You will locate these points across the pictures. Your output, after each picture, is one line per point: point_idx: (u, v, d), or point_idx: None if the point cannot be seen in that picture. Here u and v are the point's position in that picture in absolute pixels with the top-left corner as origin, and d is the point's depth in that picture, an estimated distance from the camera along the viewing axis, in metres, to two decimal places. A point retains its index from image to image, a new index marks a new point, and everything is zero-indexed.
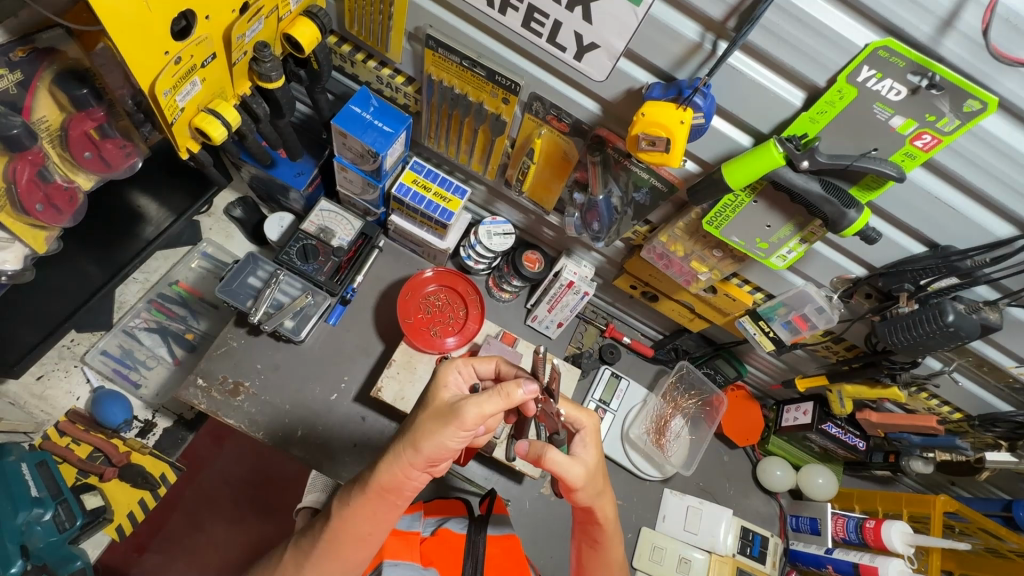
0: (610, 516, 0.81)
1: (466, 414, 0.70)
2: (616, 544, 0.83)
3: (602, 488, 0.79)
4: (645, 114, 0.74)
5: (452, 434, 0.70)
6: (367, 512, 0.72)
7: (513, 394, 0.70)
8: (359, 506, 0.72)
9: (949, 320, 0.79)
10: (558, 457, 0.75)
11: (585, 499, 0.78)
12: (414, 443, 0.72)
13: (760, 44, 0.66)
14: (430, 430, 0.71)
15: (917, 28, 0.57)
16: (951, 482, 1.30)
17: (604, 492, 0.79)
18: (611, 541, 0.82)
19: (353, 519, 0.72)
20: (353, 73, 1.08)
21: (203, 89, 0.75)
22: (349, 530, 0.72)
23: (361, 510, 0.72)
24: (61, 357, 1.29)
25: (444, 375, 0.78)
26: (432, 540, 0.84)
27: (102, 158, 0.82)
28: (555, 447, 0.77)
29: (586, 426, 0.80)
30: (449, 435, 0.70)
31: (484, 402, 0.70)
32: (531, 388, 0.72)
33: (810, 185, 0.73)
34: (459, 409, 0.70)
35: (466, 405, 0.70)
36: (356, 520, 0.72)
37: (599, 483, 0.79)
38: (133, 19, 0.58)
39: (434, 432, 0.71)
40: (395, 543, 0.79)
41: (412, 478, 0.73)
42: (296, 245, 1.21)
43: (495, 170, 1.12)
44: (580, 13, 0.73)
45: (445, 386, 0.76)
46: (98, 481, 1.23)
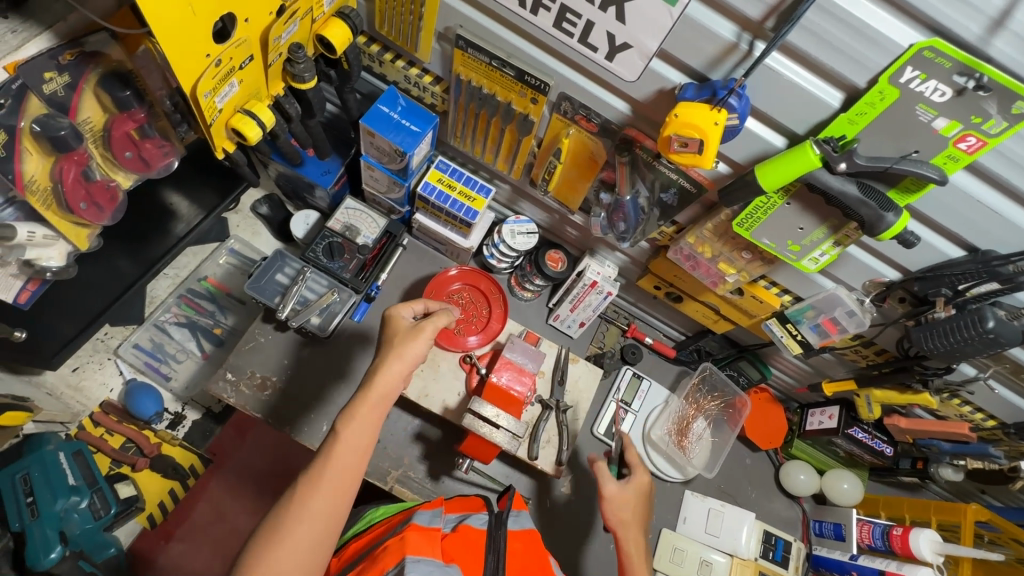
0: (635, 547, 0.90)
1: (430, 326, 0.88)
2: None
3: (629, 520, 0.92)
4: (678, 115, 0.73)
5: (424, 344, 0.88)
6: (365, 421, 0.79)
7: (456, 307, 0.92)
8: (358, 420, 0.78)
9: (988, 326, 0.77)
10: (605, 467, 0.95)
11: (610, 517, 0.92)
12: (400, 354, 0.85)
13: (799, 44, 0.65)
14: (408, 344, 0.86)
15: (965, 28, 0.56)
16: (981, 490, 1.28)
17: (631, 522, 0.91)
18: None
19: (356, 425, 0.78)
20: (381, 73, 1.08)
21: (240, 91, 0.76)
22: (349, 444, 0.77)
23: (357, 416, 0.79)
24: (95, 350, 1.32)
25: (396, 313, 0.92)
26: (453, 536, 0.85)
27: (141, 158, 0.83)
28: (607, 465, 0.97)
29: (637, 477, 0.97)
30: (423, 344, 0.87)
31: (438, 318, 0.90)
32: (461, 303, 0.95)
33: (846, 187, 0.71)
34: (424, 325, 0.88)
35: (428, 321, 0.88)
36: (359, 427, 0.78)
37: (627, 515, 0.92)
38: (180, 24, 0.59)
39: (413, 344, 0.86)
40: (417, 537, 0.80)
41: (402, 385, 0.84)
42: (322, 243, 1.23)
43: (521, 170, 1.12)
44: (613, 13, 0.73)
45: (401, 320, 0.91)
46: (130, 472, 1.26)
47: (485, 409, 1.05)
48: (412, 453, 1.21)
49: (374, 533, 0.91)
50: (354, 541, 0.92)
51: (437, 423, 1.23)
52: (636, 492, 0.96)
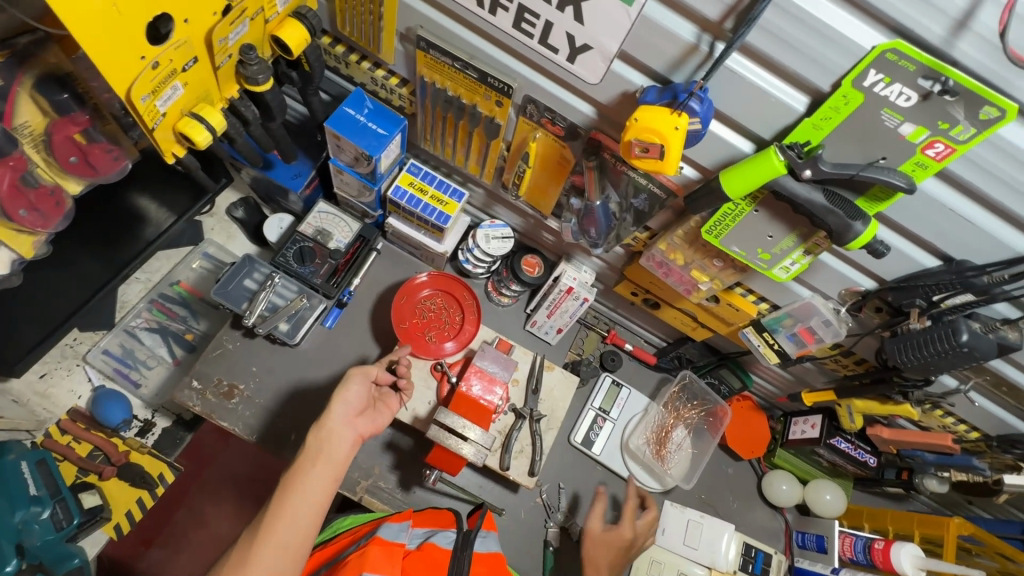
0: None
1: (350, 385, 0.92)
2: None
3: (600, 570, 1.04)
4: (638, 119, 0.70)
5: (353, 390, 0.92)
6: (319, 477, 0.80)
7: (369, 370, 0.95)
8: (309, 476, 0.79)
9: (963, 339, 0.74)
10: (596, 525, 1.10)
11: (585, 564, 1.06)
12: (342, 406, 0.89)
13: (759, 45, 0.62)
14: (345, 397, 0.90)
15: (928, 29, 0.53)
16: (969, 501, 1.24)
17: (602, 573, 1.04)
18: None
19: (309, 480, 0.79)
20: (348, 74, 1.06)
21: (185, 93, 0.73)
22: (302, 505, 0.77)
23: (307, 472, 0.80)
24: (64, 356, 1.30)
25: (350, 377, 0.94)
26: (416, 556, 0.83)
27: (88, 164, 0.81)
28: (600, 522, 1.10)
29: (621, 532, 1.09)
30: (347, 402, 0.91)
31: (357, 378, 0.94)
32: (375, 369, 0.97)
33: (812, 195, 0.68)
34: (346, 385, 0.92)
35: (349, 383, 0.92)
36: (312, 480, 0.79)
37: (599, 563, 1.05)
38: (108, 25, 0.56)
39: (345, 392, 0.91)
40: (378, 552, 0.77)
41: (347, 437, 0.87)
42: (293, 247, 1.21)
43: (492, 173, 1.09)
44: (571, 13, 0.70)
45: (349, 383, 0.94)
46: (97, 480, 1.24)
47: (454, 421, 1.01)
48: (383, 463, 1.18)
49: (340, 542, 0.89)
50: (320, 550, 0.90)
51: (409, 431, 1.21)
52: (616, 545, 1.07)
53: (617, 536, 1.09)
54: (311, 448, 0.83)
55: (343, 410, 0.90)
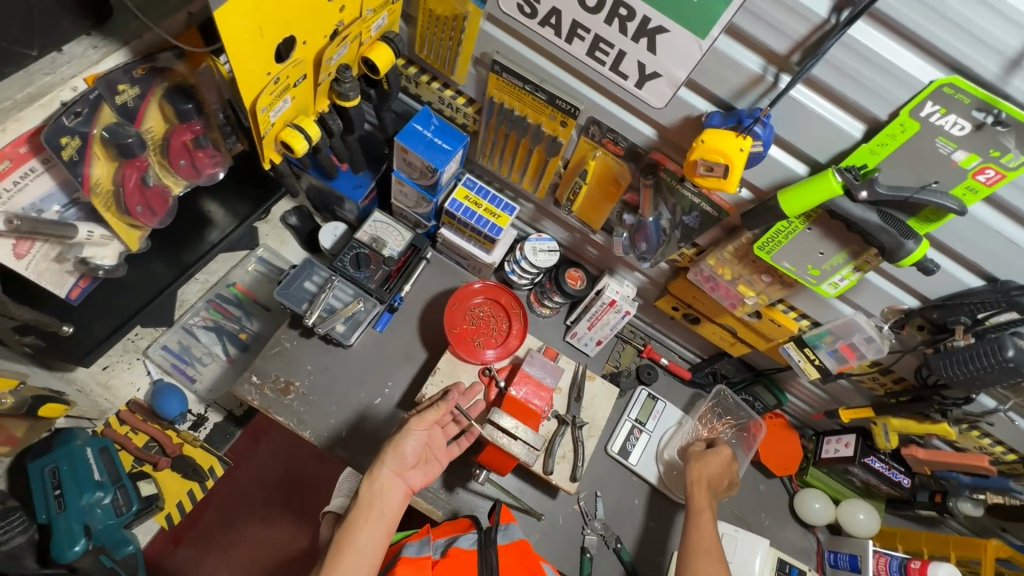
0: (698, 493, 1.11)
1: (404, 444, 0.97)
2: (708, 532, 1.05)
3: (701, 477, 1.13)
4: (704, 141, 0.76)
5: (412, 434, 0.98)
6: (371, 531, 0.88)
7: (426, 417, 1.00)
8: (363, 532, 0.88)
9: (1009, 355, 0.78)
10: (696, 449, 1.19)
11: (689, 474, 1.14)
12: (395, 463, 0.96)
13: (823, 77, 0.68)
14: (400, 442, 0.97)
15: (984, 67, 0.59)
16: (1002, 528, 1.26)
17: (704, 483, 1.12)
18: (698, 502, 1.10)
19: (359, 534, 0.87)
20: (416, 93, 1.13)
21: (291, 106, 0.81)
22: (355, 557, 0.85)
23: (361, 527, 0.88)
24: (126, 350, 1.36)
25: (406, 433, 0.98)
26: (443, 562, 0.90)
27: (193, 166, 0.88)
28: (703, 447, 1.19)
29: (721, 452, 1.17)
30: (393, 460, 0.96)
31: (414, 433, 0.98)
32: (438, 409, 1.02)
33: (867, 215, 0.74)
34: (400, 445, 0.97)
35: (405, 442, 0.97)
36: (360, 534, 0.87)
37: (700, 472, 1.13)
38: (250, 47, 0.63)
39: (399, 441, 0.97)
40: (405, 570, 0.84)
41: (397, 491, 0.94)
42: (350, 253, 1.28)
43: (546, 189, 1.16)
44: (644, 44, 0.77)
45: (405, 439, 0.97)
46: (151, 470, 1.29)
47: (506, 420, 1.07)
48: None
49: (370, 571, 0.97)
50: None
51: None
52: (715, 462, 1.15)
53: (718, 459, 1.16)
54: (363, 501, 0.91)
55: (395, 463, 0.96)
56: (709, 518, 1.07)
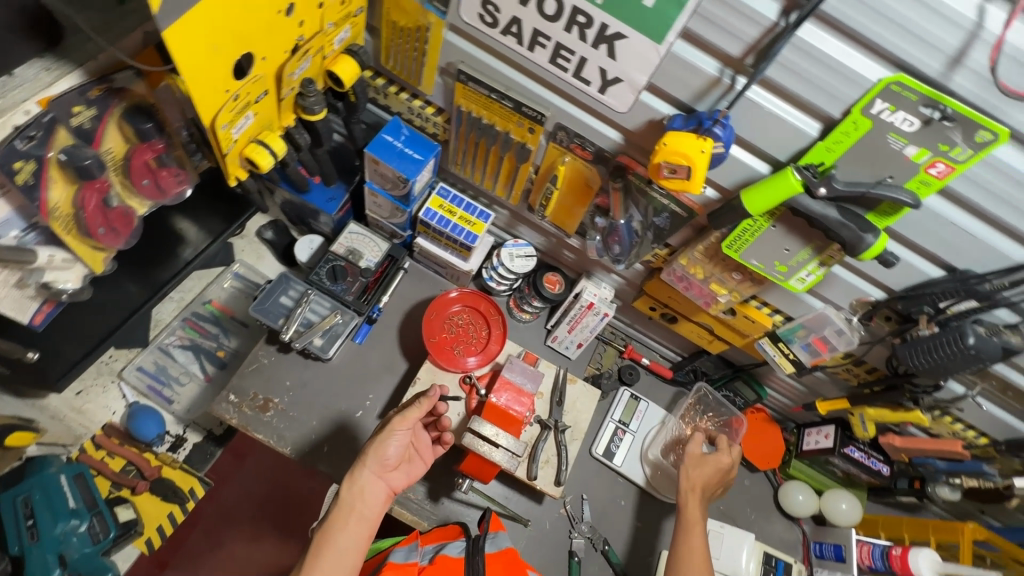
0: (689, 500, 1.08)
1: (386, 445, 0.96)
2: (699, 536, 1.04)
3: (695, 481, 1.10)
4: (667, 144, 0.77)
5: (394, 434, 0.97)
6: (351, 533, 0.88)
7: (408, 416, 0.98)
8: (343, 533, 0.87)
9: (969, 342, 0.80)
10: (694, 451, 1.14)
11: (684, 481, 1.11)
12: (377, 463, 0.95)
13: (777, 79, 0.70)
14: (381, 440, 0.97)
15: (927, 65, 0.61)
16: (980, 510, 1.30)
17: (698, 490, 1.09)
18: (689, 514, 1.06)
19: (337, 535, 0.87)
20: (385, 104, 1.13)
21: (254, 122, 0.80)
22: (333, 558, 0.85)
23: (341, 528, 0.88)
24: (99, 373, 1.34)
25: (388, 433, 0.97)
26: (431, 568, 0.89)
27: (157, 186, 0.87)
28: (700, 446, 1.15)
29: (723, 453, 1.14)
30: (372, 462, 0.95)
31: (395, 434, 0.97)
32: (421, 407, 0.99)
33: (827, 211, 0.76)
34: (381, 447, 0.96)
35: (386, 444, 0.96)
36: (338, 535, 0.87)
37: (695, 475, 1.11)
38: (206, 65, 0.63)
39: (381, 441, 0.96)
40: None
41: (377, 494, 0.93)
42: (326, 266, 1.27)
43: (519, 196, 1.16)
44: (604, 50, 0.78)
45: (387, 439, 0.96)
46: (130, 494, 1.27)
47: (486, 428, 1.08)
48: None
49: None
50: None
51: None
52: (712, 469, 1.12)
53: (716, 463, 1.13)
54: (344, 502, 0.91)
55: (376, 464, 0.95)
56: (699, 537, 1.04)
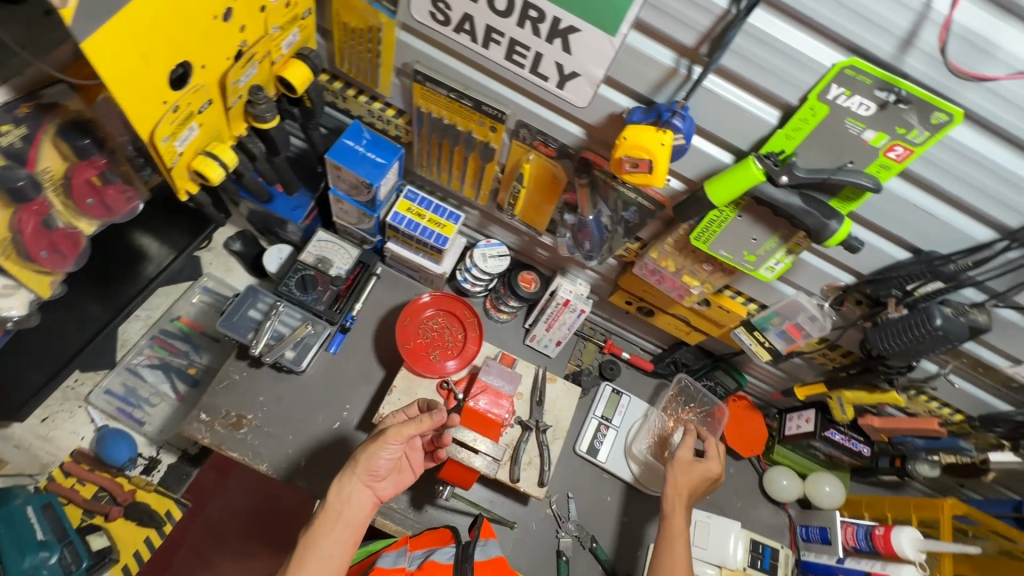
0: (672, 503, 1.07)
1: (374, 456, 0.93)
2: (682, 547, 1.02)
3: (681, 486, 1.09)
4: (627, 138, 0.76)
5: (383, 447, 0.93)
6: (336, 541, 0.87)
7: (399, 433, 0.92)
8: (328, 538, 0.86)
9: (937, 323, 0.80)
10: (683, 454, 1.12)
11: (670, 485, 1.09)
12: (365, 473, 0.93)
13: (733, 67, 0.69)
14: (369, 450, 0.93)
15: (879, 48, 0.60)
16: (960, 485, 1.31)
17: (684, 496, 1.07)
18: (673, 522, 1.05)
19: (320, 541, 0.86)
20: (345, 108, 1.10)
21: (200, 133, 0.77)
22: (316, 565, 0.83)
23: (326, 534, 0.87)
24: (65, 399, 1.30)
25: (378, 445, 0.93)
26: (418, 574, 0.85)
27: (103, 204, 0.84)
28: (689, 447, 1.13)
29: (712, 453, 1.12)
30: (355, 474, 0.93)
31: (380, 448, 0.93)
32: (413, 425, 0.93)
33: (790, 199, 0.75)
34: (367, 458, 0.93)
35: (372, 456, 0.93)
36: (321, 542, 0.85)
37: (680, 480, 1.09)
38: (137, 77, 0.60)
39: (371, 450, 0.93)
40: None
41: (362, 502, 0.92)
42: (296, 276, 1.23)
43: (487, 195, 1.14)
44: (559, 45, 0.76)
45: (377, 451, 0.93)
46: (103, 521, 1.23)
47: (464, 435, 1.06)
48: None
49: None
50: None
51: None
52: (699, 475, 1.10)
53: (704, 470, 1.11)
54: (330, 507, 0.90)
55: (362, 474, 0.93)
56: (681, 544, 1.02)
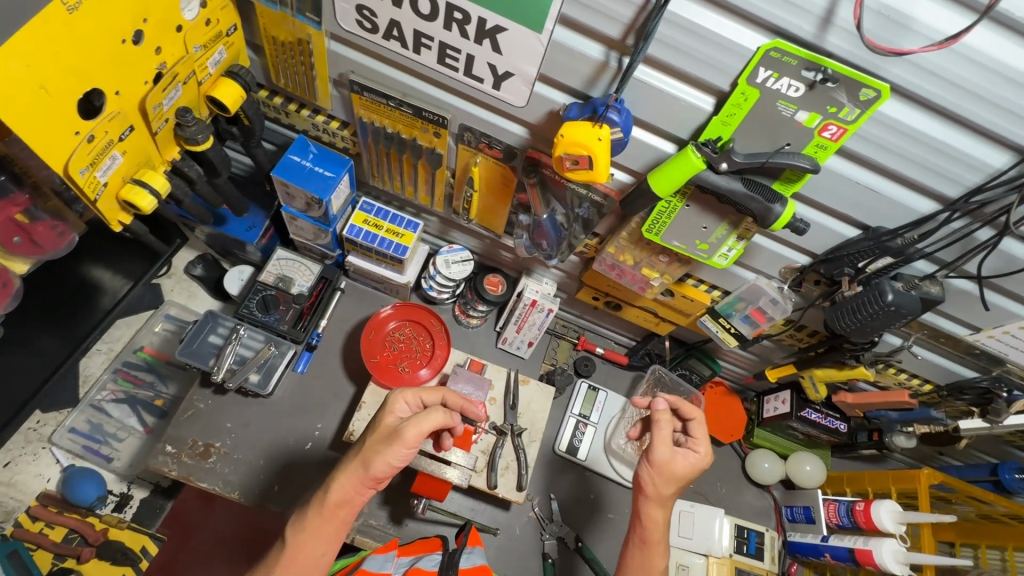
0: (656, 521, 0.90)
1: (383, 456, 0.78)
2: (662, 555, 0.90)
3: (666, 497, 0.89)
4: (564, 135, 0.74)
5: (396, 452, 0.79)
6: (327, 540, 0.79)
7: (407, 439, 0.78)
8: (322, 534, 0.78)
9: (889, 299, 0.80)
10: (663, 451, 0.90)
11: (648, 488, 0.90)
12: (367, 468, 0.79)
13: (661, 57, 0.68)
14: (377, 450, 0.79)
15: (800, 28, 0.59)
16: (939, 452, 1.33)
17: (665, 502, 0.90)
18: (659, 550, 0.89)
19: (309, 542, 0.77)
20: (289, 123, 1.08)
21: (124, 161, 0.75)
22: (307, 557, 0.77)
23: (314, 533, 0.78)
24: (28, 441, 1.26)
25: (388, 449, 0.78)
26: None
27: (33, 242, 0.85)
28: (667, 433, 0.91)
29: (697, 442, 0.93)
30: (352, 469, 0.79)
31: (389, 454, 0.78)
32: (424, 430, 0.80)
33: (732, 184, 0.74)
34: (370, 459, 0.78)
35: (374, 459, 0.78)
36: (310, 542, 0.78)
37: (666, 492, 0.89)
38: (37, 108, 0.58)
39: (380, 453, 0.79)
40: None
41: (362, 494, 0.80)
42: (256, 297, 1.19)
43: (443, 201, 1.13)
44: (488, 45, 0.75)
45: (389, 452, 0.78)
46: (75, 564, 1.18)
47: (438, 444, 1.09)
48: (371, 500, 1.18)
49: None
50: None
51: None
52: (686, 472, 0.90)
53: (688, 464, 0.90)
54: (332, 495, 0.79)
55: (360, 470, 0.79)
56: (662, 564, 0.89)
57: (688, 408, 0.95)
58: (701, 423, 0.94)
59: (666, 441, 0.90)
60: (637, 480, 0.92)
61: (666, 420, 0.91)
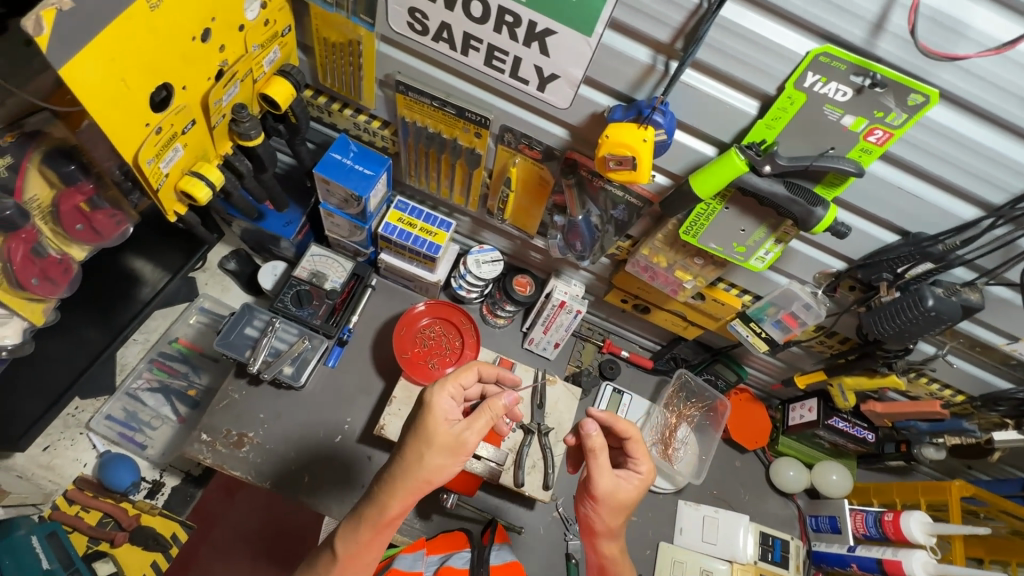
0: (611, 555, 0.90)
1: (444, 465, 0.80)
2: None
3: (615, 529, 0.89)
4: (609, 136, 0.76)
5: (456, 461, 0.81)
6: (377, 544, 0.81)
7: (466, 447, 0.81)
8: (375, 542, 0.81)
9: (929, 304, 0.80)
10: (605, 483, 0.86)
11: (599, 526, 0.88)
12: (426, 479, 0.79)
13: (708, 61, 0.69)
14: (439, 464, 0.79)
15: (851, 33, 0.61)
16: (968, 466, 1.31)
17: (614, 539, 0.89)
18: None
19: (360, 551, 0.81)
20: (331, 122, 1.11)
21: (185, 154, 0.78)
22: (357, 563, 0.81)
23: (368, 545, 0.81)
24: (67, 426, 1.30)
25: (447, 461, 0.80)
26: None
27: (93, 229, 0.89)
28: (603, 458, 0.86)
29: (636, 461, 0.90)
30: (409, 482, 0.79)
31: (446, 464, 0.80)
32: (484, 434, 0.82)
33: (774, 187, 0.75)
34: (429, 471, 0.79)
35: (434, 472, 0.79)
36: (363, 550, 0.81)
37: (614, 525, 0.88)
38: (116, 100, 0.61)
39: (443, 465, 0.80)
40: None
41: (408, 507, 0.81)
42: (290, 292, 1.22)
43: (477, 201, 1.15)
44: (537, 48, 0.77)
45: (448, 464, 0.80)
46: (109, 548, 1.22)
47: None
48: None
49: None
50: None
51: None
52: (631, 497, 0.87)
53: (631, 487, 0.88)
54: (391, 512, 0.79)
55: (414, 482, 0.79)
56: None
57: (623, 427, 0.89)
58: (637, 441, 0.90)
59: (603, 469, 0.86)
60: (585, 517, 0.90)
61: (599, 450, 0.85)
